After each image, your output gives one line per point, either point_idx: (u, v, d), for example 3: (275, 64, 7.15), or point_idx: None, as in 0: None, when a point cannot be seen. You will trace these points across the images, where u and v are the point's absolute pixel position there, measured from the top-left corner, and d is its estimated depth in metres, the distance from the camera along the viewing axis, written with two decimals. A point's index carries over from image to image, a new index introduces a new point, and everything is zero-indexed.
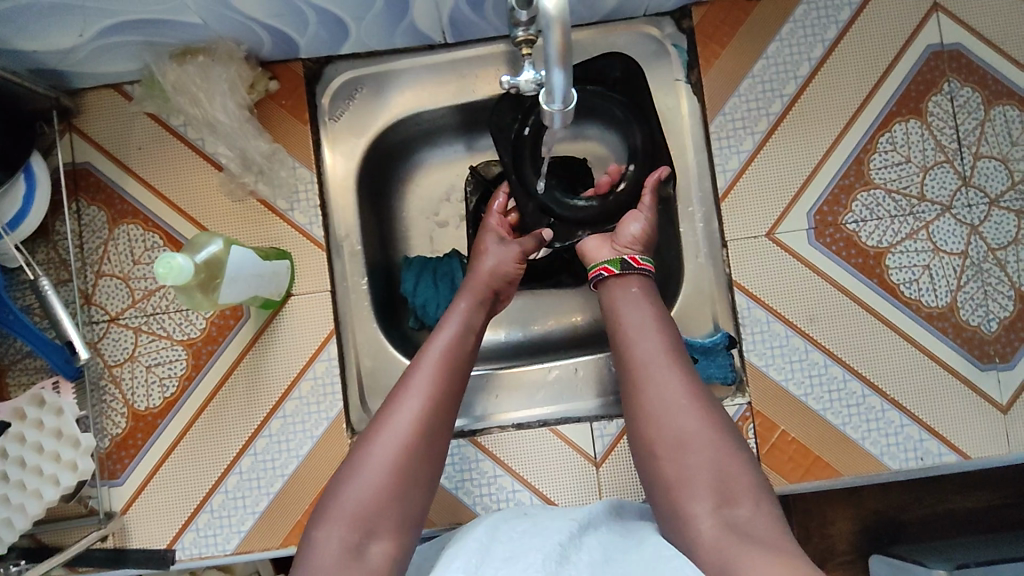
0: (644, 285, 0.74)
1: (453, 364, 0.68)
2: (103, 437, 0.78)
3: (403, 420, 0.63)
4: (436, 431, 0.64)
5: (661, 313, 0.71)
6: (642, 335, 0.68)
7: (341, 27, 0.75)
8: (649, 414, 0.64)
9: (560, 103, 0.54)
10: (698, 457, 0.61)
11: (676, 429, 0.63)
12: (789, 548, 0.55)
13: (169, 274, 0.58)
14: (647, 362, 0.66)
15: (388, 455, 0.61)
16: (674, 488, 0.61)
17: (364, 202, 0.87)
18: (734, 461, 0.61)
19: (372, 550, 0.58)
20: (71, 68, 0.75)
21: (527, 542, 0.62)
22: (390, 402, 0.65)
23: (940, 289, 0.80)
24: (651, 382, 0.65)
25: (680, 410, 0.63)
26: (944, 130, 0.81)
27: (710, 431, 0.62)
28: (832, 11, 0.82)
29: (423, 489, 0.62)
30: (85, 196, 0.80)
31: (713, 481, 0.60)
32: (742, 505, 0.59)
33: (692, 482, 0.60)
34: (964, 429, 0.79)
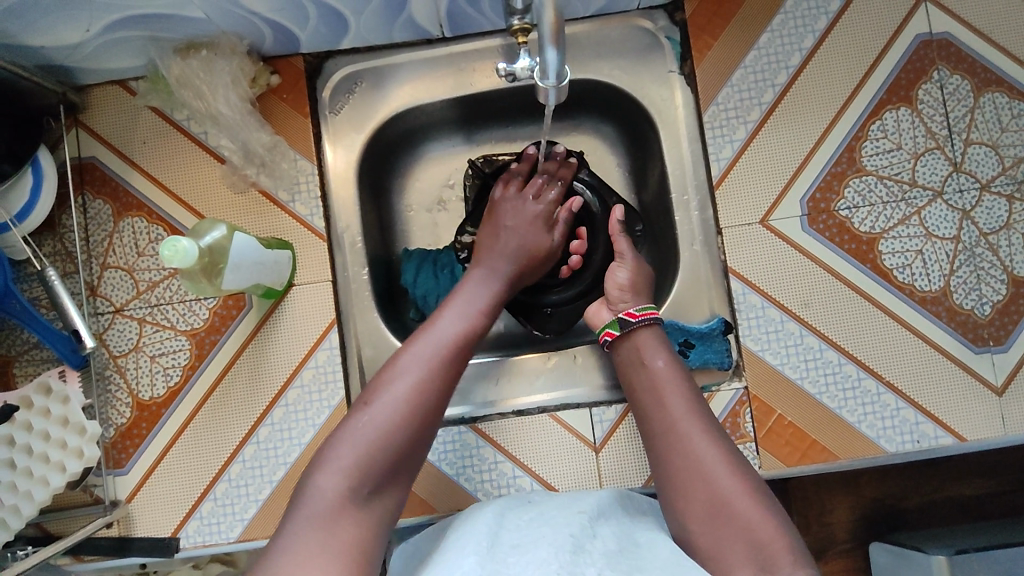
0: (649, 340, 0.74)
1: (466, 336, 0.68)
2: (108, 426, 0.80)
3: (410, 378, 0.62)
4: (440, 392, 0.64)
5: (674, 368, 0.71)
6: (658, 398, 0.69)
7: (341, 21, 0.77)
8: (675, 481, 0.64)
9: (554, 80, 0.56)
10: (729, 525, 0.60)
11: (704, 496, 0.62)
12: None
13: (174, 257, 0.59)
14: (677, 419, 0.67)
15: (394, 409, 0.61)
16: (711, 558, 0.60)
17: (364, 194, 0.89)
18: (769, 526, 0.59)
19: (376, 504, 0.59)
20: (77, 64, 0.76)
21: (537, 531, 0.63)
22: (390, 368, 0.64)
23: (933, 274, 0.81)
24: (671, 449, 0.66)
25: (706, 474, 0.63)
26: (935, 117, 0.83)
27: (738, 493, 0.61)
28: (822, 2, 0.84)
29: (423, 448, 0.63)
30: (90, 190, 0.82)
31: (748, 547, 0.59)
32: (782, 570, 0.57)
33: (727, 552, 0.59)
34: (960, 412, 0.80)
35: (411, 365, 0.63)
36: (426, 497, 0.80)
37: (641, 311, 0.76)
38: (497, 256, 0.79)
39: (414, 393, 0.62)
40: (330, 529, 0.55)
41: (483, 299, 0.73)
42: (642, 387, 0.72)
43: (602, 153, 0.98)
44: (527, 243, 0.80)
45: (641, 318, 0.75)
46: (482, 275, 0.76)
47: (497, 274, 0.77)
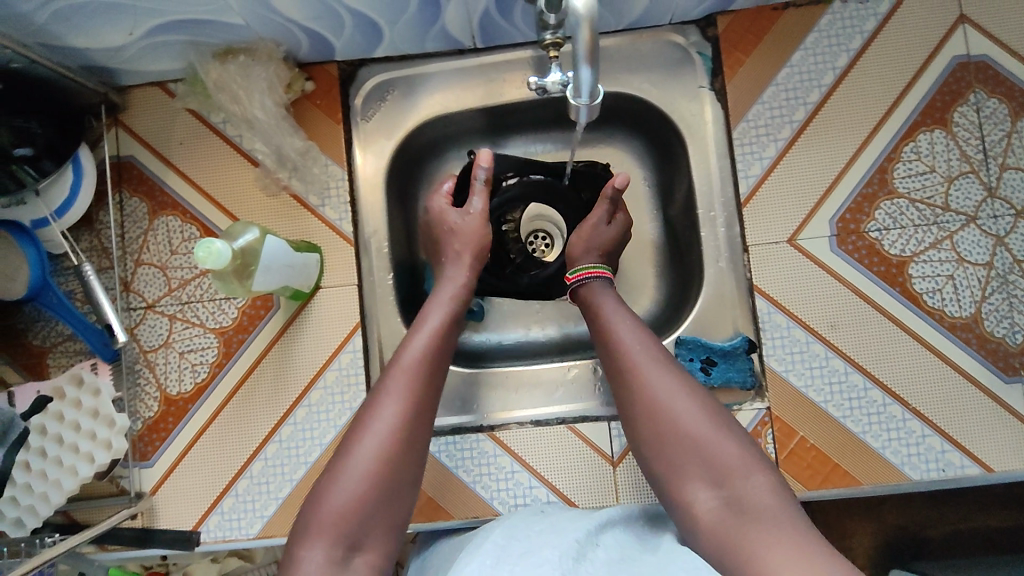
0: (598, 288, 0.75)
1: (435, 359, 0.67)
2: (136, 419, 0.81)
3: (385, 424, 0.61)
4: (418, 429, 0.63)
5: (619, 308, 0.71)
6: (605, 337, 0.69)
7: (375, 30, 0.79)
8: (627, 412, 0.64)
9: (587, 98, 0.57)
10: (681, 446, 0.59)
11: (654, 420, 0.61)
12: (789, 521, 0.52)
13: (208, 259, 0.61)
14: (628, 353, 0.66)
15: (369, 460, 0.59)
16: (668, 482, 0.60)
17: (392, 200, 0.90)
18: (721, 439, 0.59)
19: (356, 561, 0.56)
20: (119, 65, 0.79)
21: (544, 539, 0.64)
22: (370, 406, 0.63)
23: (964, 300, 0.80)
24: (619, 383, 0.65)
25: (653, 399, 0.62)
26: (970, 140, 0.81)
27: (688, 412, 0.60)
28: (857, 21, 0.83)
29: (408, 490, 0.61)
30: (128, 188, 0.84)
31: (701, 464, 0.58)
32: (737, 483, 0.56)
33: (682, 470, 0.59)
34: (988, 442, 0.78)
35: (385, 399, 0.63)
36: (443, 504, 0.81)
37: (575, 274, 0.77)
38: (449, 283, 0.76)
39: (388, 432, 0.61)
40: None
41: (447, 316, 0.71)
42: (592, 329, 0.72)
43: (630, 165, 0.98)
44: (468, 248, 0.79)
45: (577, 281, 0.77)
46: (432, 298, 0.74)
47: (453, 292, 0.75)
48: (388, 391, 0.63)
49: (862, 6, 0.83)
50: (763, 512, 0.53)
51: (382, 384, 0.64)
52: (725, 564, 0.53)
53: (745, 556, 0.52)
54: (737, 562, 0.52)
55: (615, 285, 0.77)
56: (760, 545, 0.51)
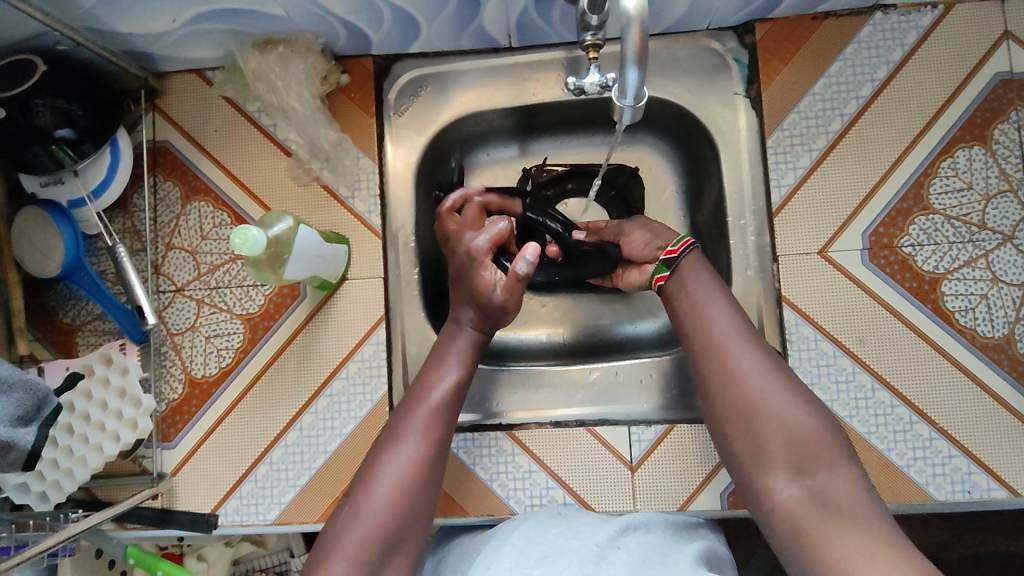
0: (694, 265, 0.71)
1: (449, 408, 0.70)
2: (161, 400, 0.82)
3: (403, 466, 0.64)
4: (434, 473, 0.66)
5: (715, 286, 0.69)
6: (696, 315, 0.67)
7: (413, 26, 0.79)
8: (714, 386, 0.64)
9: (632, 100, 0.57)
10: (770, 432, 0.60)
11: (744, 404, 0.62)
12: (874, 518, 0.54)
13: (244, 245, 0.61)
14: (717, 330, 0.66)
15: (389, 497, 0.62)
16: (749, 462, 0.61)
17: (421, 195, 0.90)
18: (808, 432, 0.60)
19: None
20: (161, 51, 0.80)
21: (562, 544, 0.64)
22: (385, 448, 0.66)
23: (997, 320, 0.78)
24: (709, 362, 0.65)
25: (743, 383, 0.62)
26: (1010, 158, 0.80)
27: (778, 402, 0.61)
28: (899, 33, 0.82)
29: (423, 524, 0.64)
30: (162, 172, 0.85)
31: (786, 452, 0.59)
32: (820, 472, 0.58)
33: (767, 454, 0.60)
34: (1016, 466, 0.77)
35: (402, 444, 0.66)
36: (459, 499, 0.81)
37: (676, 245, 0.73)
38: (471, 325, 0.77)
39: (404, 478, 0.64)
40: None
41: (467, 364, 0.73)
42: (679, 302, 0.70)
43: (659, 169, 0.97)
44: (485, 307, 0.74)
45: (681, 251, 0.72)
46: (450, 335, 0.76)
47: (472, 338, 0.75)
48: (405, 436, 0.66)
49: (904, 19, 0.82)
50: (847, 507, 0.55)
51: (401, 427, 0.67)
52: (801, 548, 0.56)
53: (823, 545, 0.54)
54: (816, 546, 0.54)
55: (706, 261, 0.73)
56: (839, 536, 0.53)
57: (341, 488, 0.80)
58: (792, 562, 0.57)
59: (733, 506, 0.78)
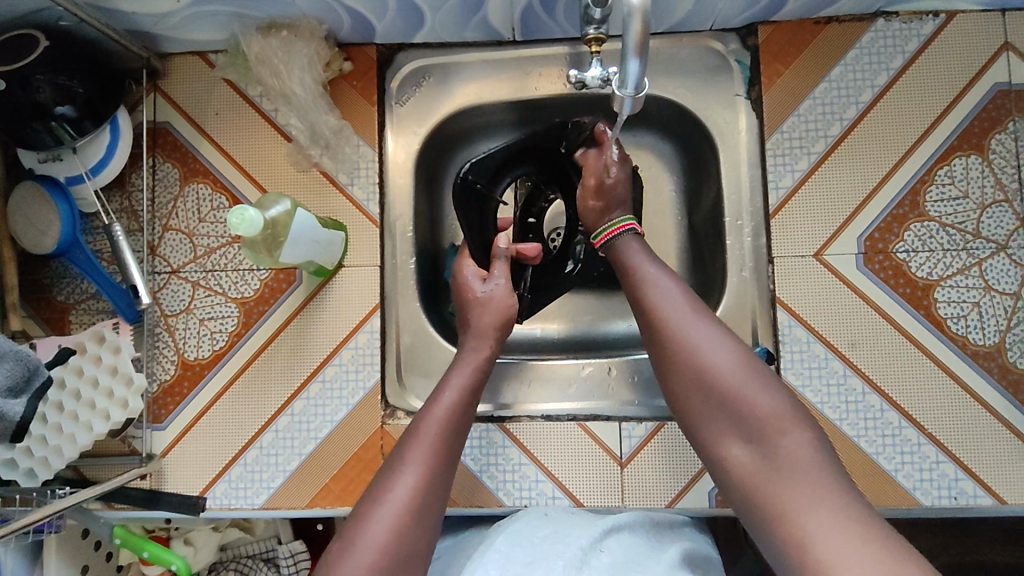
0: (631, 246, 0.74)
1: (455, 425, 0.69)
2: (152, 381, 0.82)
3: (397, 496, 0.62)
4: (432, 497, 0.64)
5: (653, 263, 0.71)
6: (639, 295, 0.69)
7: (418, 15, 0.79)
8: (664, 366, 0.65)
9: (632, 90, 0.57)
10: (718, 404, 0.61)
11: (692, 378, 0.62)
12: (830, 481, 0.54)
13: (240, 226, 0.61)
14: (660, 306, 0.67)
15: (383, 527, 0.60)
16: (707, 441, 0.62)
17: (420, 186, 0.90)
18: (757, 396, 0.59)
19: None
20: (164, 31, 0.80)
21: (548, 547, 0.65)
22: (387, 475, 0.64)
23: (989, 328, 0.79)
24: (653, 343, 0.67)
25: (691, 358, 0.63)
26: (1006, 168, 0.81)
27: (723, 371, 0.61)
28: (900, 41, 0.83)
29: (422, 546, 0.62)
30: (161, 153, 0.85)
31: (736, 422, 0.59)
32: (773, 438, 0.57)
33: (721, 430, 0.60)
34: (1003, 474, 0.78)
35: (406, 469, 0.64)
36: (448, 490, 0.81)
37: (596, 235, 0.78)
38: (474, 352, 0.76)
39: (402, 502, 0.62)
40: None
41: (466, 385, 0.72)
42: (626, 284, 0.72)
43: (658, 169, 0.97)
44: (501, 316, 0.78)
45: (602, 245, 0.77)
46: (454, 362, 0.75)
47: (475, 363, 0.74)
48: (406, 462, 0.65)
49: (906, 26, 0.83)
50: (799, 470, 0.55)
51: (407, 449, 0.66)
52: (762, 520, 0.55)
53: (781, 512, 0.53)
54: (777, 519, 0.53)
55: (646, 243, 0.76)
56: (799, 507, 0.53)
57: (330, 475, 0.80)
58: (758, 536, 0.56)
59: (721, 504, 0.78)
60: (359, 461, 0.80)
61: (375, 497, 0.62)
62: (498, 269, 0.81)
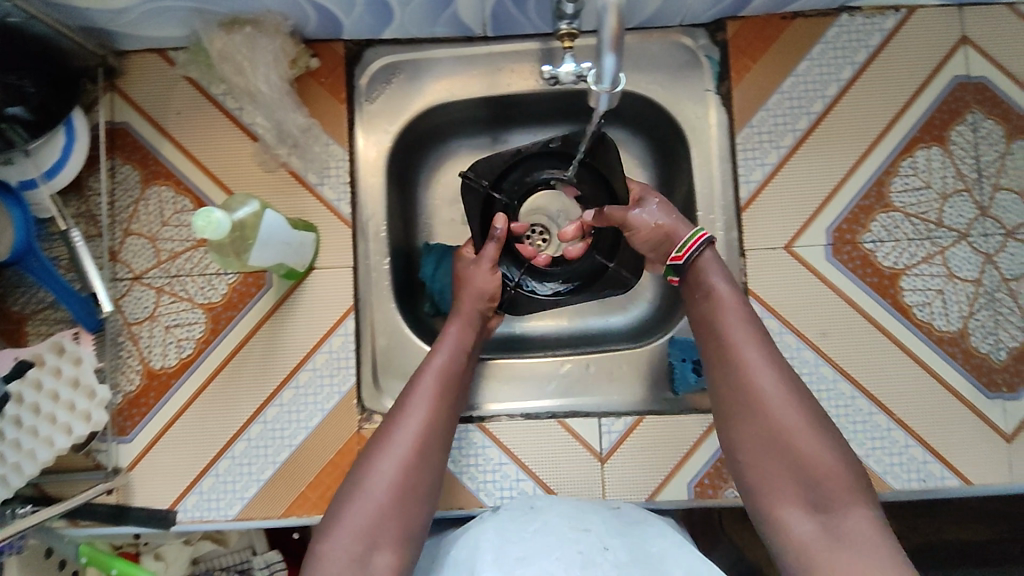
0: (711, 263, 0.72)
1: (450, 383, 0.72)
2: (117, 393, 0.79)
3: (401, 441, 0.66)
4: (433, 447, 0.68)
5: (735, 295, 0.69)
6: (720, 331, 0.68)
7: (386, 10, 0.78)
8: (732, 410, 0.65)
9: (609, 85, 0.57)
10: (787, 463, 0.62)
11: (761, 432, 0.63)
12: (888, 558, 0.55)
13: (207, 229, 0.59)
14: (737, 350, 0.66)
15: (389, 474, 0.65)
16: (762, 494, 0.63)
17: (392, 184, 0.89)
18: (823, 460, 0.61)
19: (377, 560, 0.61)
20: (120, 28, 0.76)
21: (544, 539, 0.65)
22: (391, 420, 0.69)
23: (953, 315, 0.81)
24: (730, 384, 0.65)
25: (765, 409, 0.63)
26: (965, 159, 0.83)
27: (801, 431, 0.62)
28: (863, 35, 0.85)
29: (423, 501, 0.66)
30: (120, 155, 0.81)
31: (801, 485, 0.61)
32: (834, 507, 0.59)
33: (780, 488, 0.62)
34: (969, 455, 0.80)
35: (402, 421, 0.68)
36: None
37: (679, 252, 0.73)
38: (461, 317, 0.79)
39: (404, 452, 0.66)
40: None
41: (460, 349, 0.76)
42: (699, 317, 0.70)
43: (631, 164, 0.98)
44: (477, 293, 0.81)
45: (687, 258, 0.72)
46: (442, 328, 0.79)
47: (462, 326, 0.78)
48: (408, 409, 0.69)
49: (868, 21, 0.85)
50: (861, 546, 0.56)
51: (407, 399, 0.70)
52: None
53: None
54: None
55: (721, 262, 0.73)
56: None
57: (307, 482, 0.78)
58: None
59: (700, 495, 0.79)
60: (335, 467, 0.78)
61: (379, 444, 0.67)
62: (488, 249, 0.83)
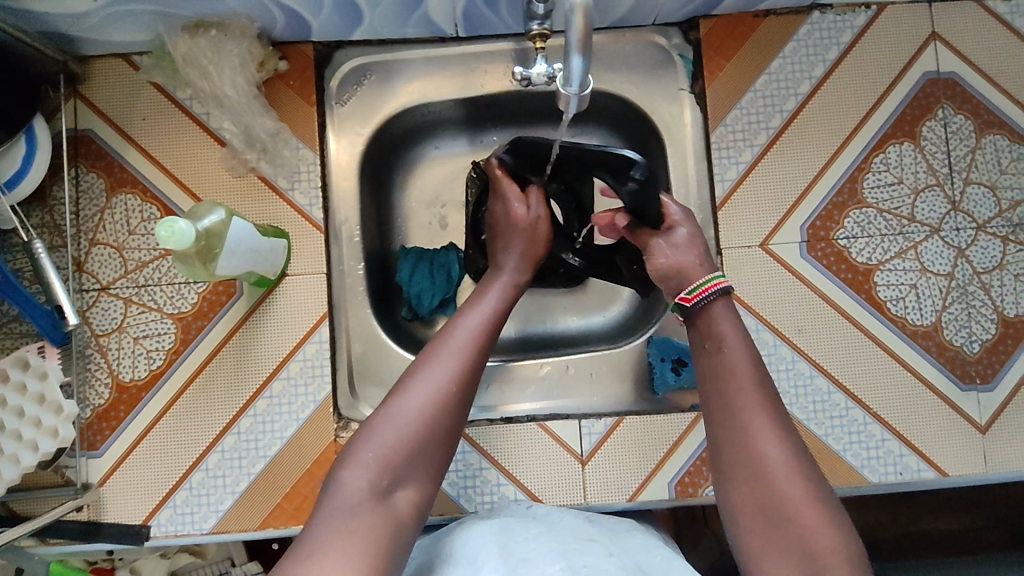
0: (721, 312, 0.67)
1: (492, 329, 0.66)
2: (85, 407, 0.77)
3: (439, 376, 0.60)
4: (470, 389, 0.61)
5: (746, 351, 0.64)
6: (728, 384, 0.62)
7: (355, 12, 0.76)
8: (732, 471, 0.60)
9: (577, 88, 0.57)
10: (784, 531, 0.56)
11: (759, 496, 0.58)
12: None
13: (170, 238, 0.58)
14: (741, 403, 0.61)
15: (422, 406, 0.58)
16: (756, 565, 0.57)
17: (365, 188, 0.87)
18: (821, 529, 0.55)
19: (398, 496, 0.56)
20: (80, 33, 0.74)
21: (546, 547, 0.61)
22: (427, 352, 0.62)
23: (926, 308, 0.82)
24: (731, 441, 0.60)
25: (766, 470, 0.58)
26: (937, 154, 0.84)
27: (800, 500, 0.56)
28: (834, 32, 0.85)
29: (451, 445, 0.60)
30: (85, 162, 0.79)
31: (797, 555, 0.55)
32: None
33: (777, 557, 0.56)
34: (944, 447, 0.81)
35: (437, 356, 0.61)
36: None
37: (693, 292, 0.69)
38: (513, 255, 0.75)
39: (443, 384, 0.59)
40: (350, 521, 0.53)
41: (505, 300, 0.71)
42: (704, 365, 0.65)
43: None
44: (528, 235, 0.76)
45: (696, 301, 0.68)
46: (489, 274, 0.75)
47: (514, 275, 0.74)
48: (449, 346, 0.62)
49: (840, 18, 0.85)
50: None
51: (447, 332, 0.64)
52: None
53: None
54: None
55: (736, 310, 0.68)
56: None
57: (283, 492, 0.77)
58: None
59: (680, 494, 0.79)
60: (312, 477, 0.77)
61: (415, 374, 0.60)
62: (536, 195, 0.78)
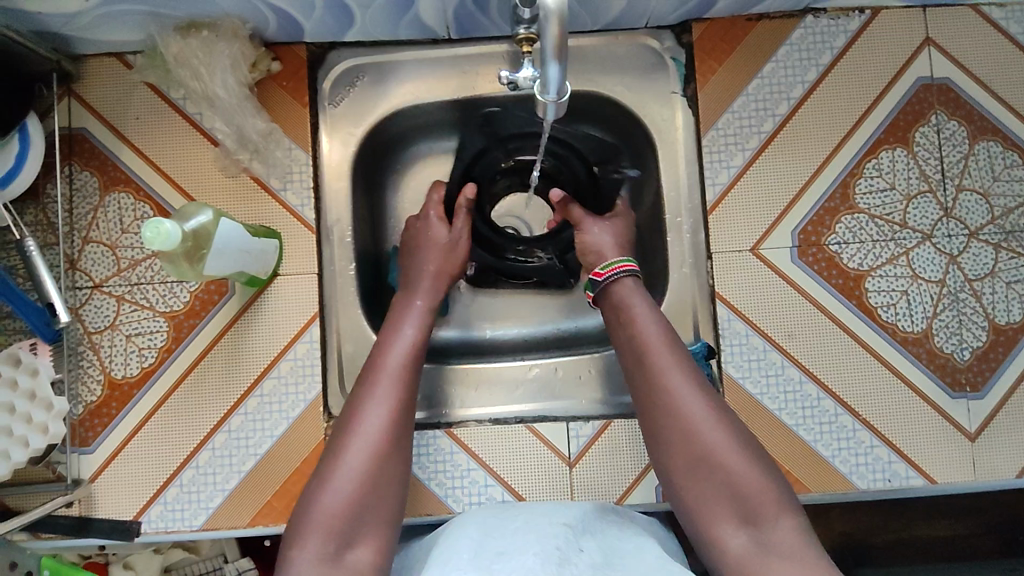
0: (632, 289, 0.74)
1: (413, 360, 0.73)
2: (77, 403, 0.78)
3: (370, 430, 0.67)
4: (401, 433, 0.68)
5: (657, 322, 0.71)
6: (647, 356, 0.69)
7: (346, 13, 0.77)
8: (664, 436, 0.67)
9: (555, 94, 0.57)
10: (718, 481, 0.64)
11: (693, 452, 0.65)
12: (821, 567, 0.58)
13: (156, 239, 0.58)
14: (664, 370, 0.68)
15: (359, 465, 0.65)
16: (698, 517, 0.65)
17: (357, 188, 0.88)
18: (750, 474, 0.64)
19: (351, 556, 0.62)
20: (74, 33, 0.75)
21: (525, 538, 0.61)
22: (359, 406, 0.69)
23: (917, 315, 0.82)
24: (658, 410, 0.67)
25: (695, 429, 0.65)
26: (930, 160, 0.83)
27: (729, 451, 0.64)
28: (828, 37, 0.85)
29: (395, 486, 0.67)
30: (78, 161, 0.80)
31: (732, 503, 0.63)
32: (764, 518, 0.62)
33: (714, 508, 0.64)
34: (933, 455, 0.81)
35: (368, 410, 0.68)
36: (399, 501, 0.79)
37: (605, 267, 0.76)
38: (432, 289, 0.81)
39: (375, 435, 0.67)
40: None
41: (421, 329, 0.76)
42: (625, 339, 0.71)
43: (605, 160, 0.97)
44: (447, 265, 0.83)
45: (607, 276, 0.75)
46: (405, 300, 0.80)
47: (430, 301, 0.80)
48: (376, 395, 0.69)
49: (834, 23, 0.85)
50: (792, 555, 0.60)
51: (373, 380, 0.70)
52: None
53: None
54: None
55: (642, 285, 0.75)
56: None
57: (272, 490, 0.77)
58: None
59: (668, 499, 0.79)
60: (301, 476, 0.78)
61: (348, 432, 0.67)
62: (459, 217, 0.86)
